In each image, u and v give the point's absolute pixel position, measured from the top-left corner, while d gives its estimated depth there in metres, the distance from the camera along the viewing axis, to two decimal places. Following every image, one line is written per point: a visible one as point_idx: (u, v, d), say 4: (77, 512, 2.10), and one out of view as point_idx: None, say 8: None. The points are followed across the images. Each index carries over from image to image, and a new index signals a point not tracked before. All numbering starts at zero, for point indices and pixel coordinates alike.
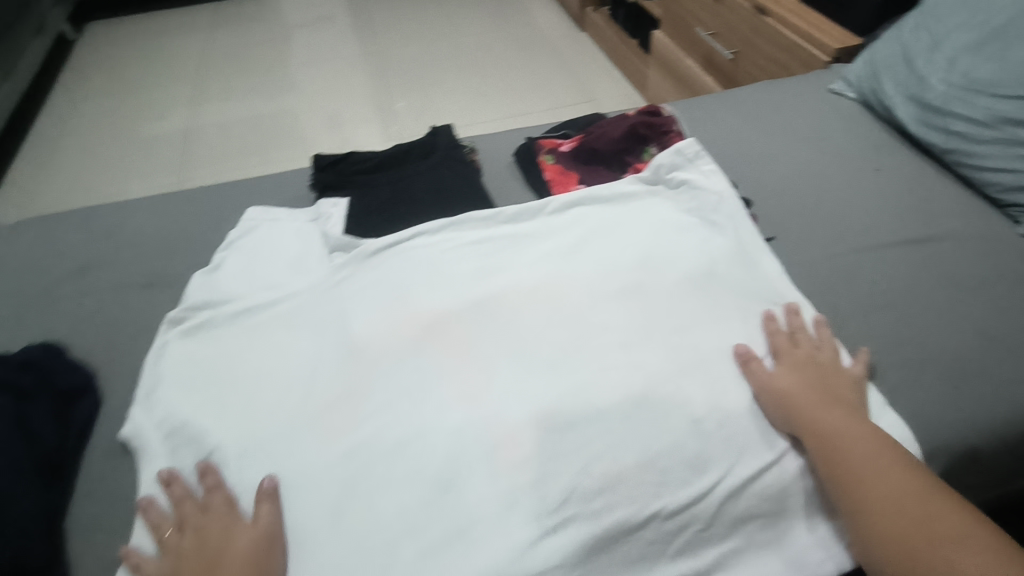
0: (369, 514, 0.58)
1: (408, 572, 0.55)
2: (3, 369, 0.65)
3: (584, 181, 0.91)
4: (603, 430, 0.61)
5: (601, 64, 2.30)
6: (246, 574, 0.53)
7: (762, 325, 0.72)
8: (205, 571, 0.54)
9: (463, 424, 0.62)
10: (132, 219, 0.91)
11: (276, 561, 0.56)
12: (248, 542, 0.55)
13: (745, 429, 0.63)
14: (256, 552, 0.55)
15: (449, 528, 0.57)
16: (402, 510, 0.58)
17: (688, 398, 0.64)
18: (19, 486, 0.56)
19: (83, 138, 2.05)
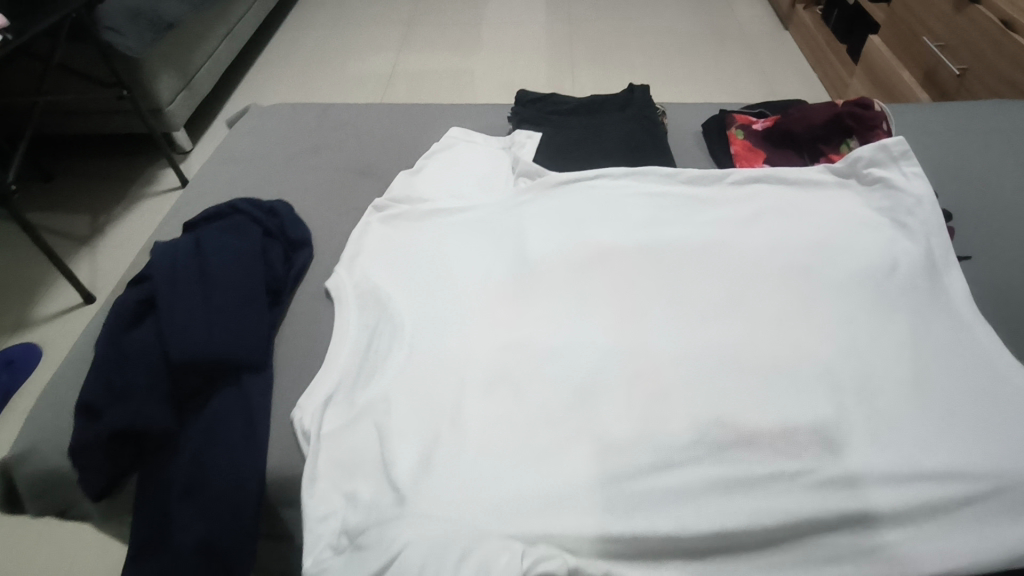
0: (513, 397, 0.64)
1: (541, 453, 0.60)
2: (257, 210, 0.79)
3: (770, 161, 0.91)
4: (744, 387, 0.63)
5: (799, 67, 2.18)
6: None
7: (939, 333, 0.68)
8: None
9: (611, 348, 0.67)
10: (357, 120, 1.06)
11: None
12: None
13: (897, 433, 0.60)
14: None
15: (580, 427, 0.61)
16: (543, 403, 0.64)
17: (839, 381, 0.63)
18: (253, 298, 0.70)
19: (308, 58, 2.35)
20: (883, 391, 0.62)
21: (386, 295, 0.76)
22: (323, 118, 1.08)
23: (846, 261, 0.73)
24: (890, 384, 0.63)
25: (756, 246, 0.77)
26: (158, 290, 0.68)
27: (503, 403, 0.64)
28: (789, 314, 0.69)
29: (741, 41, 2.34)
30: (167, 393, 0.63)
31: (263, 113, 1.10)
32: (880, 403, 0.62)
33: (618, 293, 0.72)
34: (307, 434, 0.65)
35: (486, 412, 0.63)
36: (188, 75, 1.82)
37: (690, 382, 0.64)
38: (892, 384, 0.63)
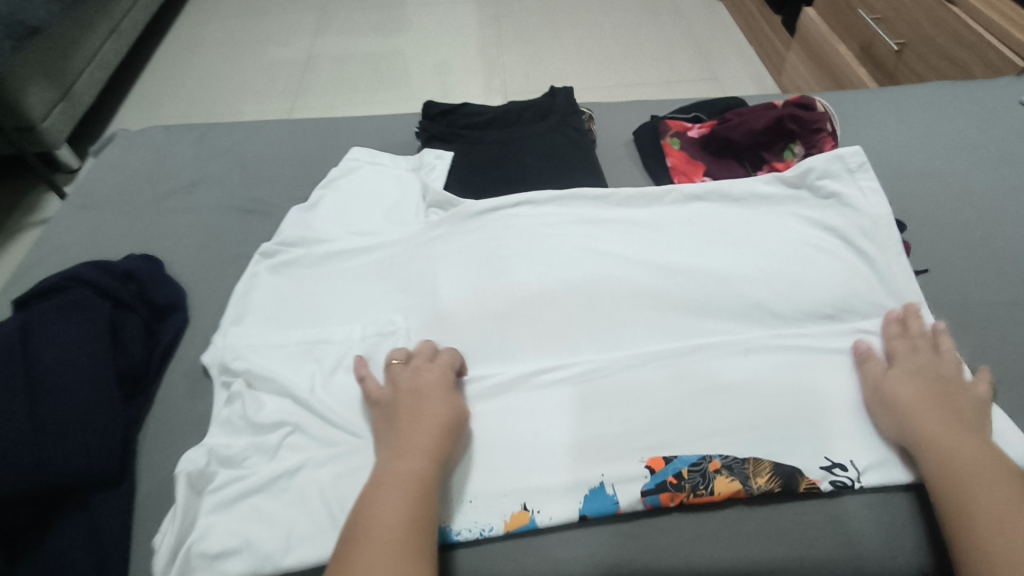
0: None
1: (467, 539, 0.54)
2: (106, 278, 0.66)
3: (711, 174, 0.81)
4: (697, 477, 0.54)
5: (735, 41, 2.11)
6: (450, 424, 0.55)
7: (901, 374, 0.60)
8: (409, 419, 0.55)
9: (553, 436, 0.58)
10: (243, 145, 0.92)
11: (449, 442, 0.54)
12: (442, 416, 0.55)
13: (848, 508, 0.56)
14: (450, 418, 0.55)
15: (507, 527, 0.55)
16: (465, 507, 0.55)
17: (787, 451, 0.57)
18: (98, 394, 0.57)
19: (211, 53, 2.13)
20: (844, 467, 0.56)
21: (271, 368, 0.63)
22: (204, 142, 0.93)
23: (795, 293, 0.66)
24: (854, 462, 0.56)
25: (698, 272, 0.69)
26: None
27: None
28: (744, 372, 0.61)
29: (675, 14, 2.23)
30: None
31: (130, 143, 0.95)
32: (844, 473, 0.56)
33: (551, 352, 0.64)
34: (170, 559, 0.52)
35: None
36: (66, 84, 1.60)
37: (635, 469, 0.56)
38: (857, 455, 0.57)
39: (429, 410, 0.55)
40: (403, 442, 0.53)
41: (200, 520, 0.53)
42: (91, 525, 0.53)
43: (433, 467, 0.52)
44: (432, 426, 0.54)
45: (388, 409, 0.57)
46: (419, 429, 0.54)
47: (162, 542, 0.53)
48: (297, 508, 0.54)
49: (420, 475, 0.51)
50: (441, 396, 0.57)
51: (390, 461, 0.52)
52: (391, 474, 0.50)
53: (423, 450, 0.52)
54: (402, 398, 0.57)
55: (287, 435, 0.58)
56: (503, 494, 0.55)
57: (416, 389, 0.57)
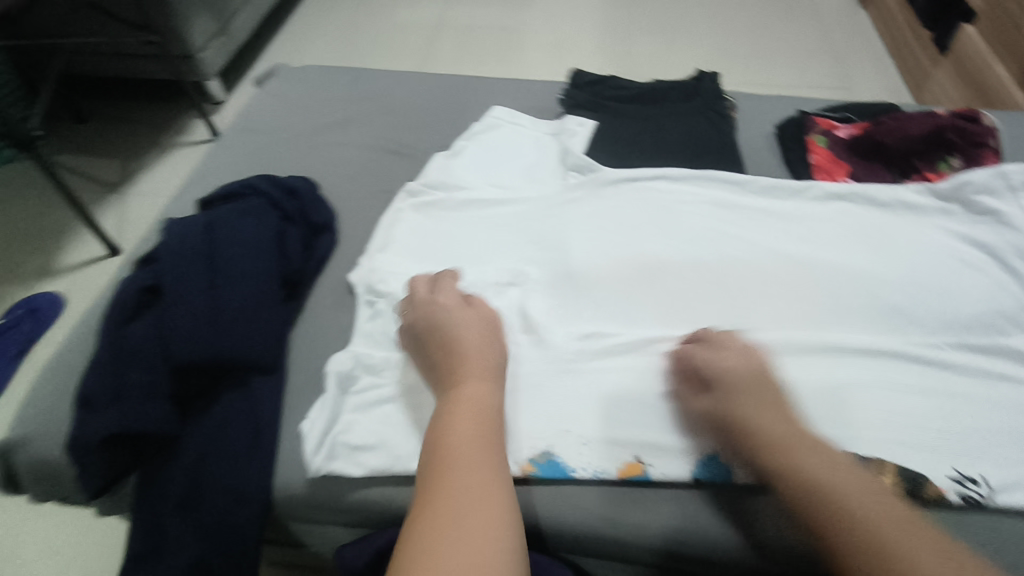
0: (551, 436, 0.58)
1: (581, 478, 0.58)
2: (275, 191, 0.73)
3: (857, 175, 0.79)
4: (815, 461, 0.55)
5: (875, 52, 2.00)
6: (480, 351, 0.57)
7: None
8: (442, 354, 0.57)
9: (671, 399, 0.60)
10: (394, 90, 0.98)
11: (489, 364, 0.57)
12: (477, 344, 0.57)
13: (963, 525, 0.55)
14: (485, 347, 0.58)
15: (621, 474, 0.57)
16: (581, 448, 0.58)
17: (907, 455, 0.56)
18: (262, 291, 0.63)
19: (348, 8, 2.23)
20: (974, 481, 0.55)
21: (410, 294, 0.68)
22: (358, 84, 1.00)
23: (938, 305, 0.64)
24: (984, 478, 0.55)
25: (833, 268, 0.68)
26: (164, 276, 0.62)
27: (542, 446, 0.58)
28: (871, 375, 0.60)
29: (813, 18, 2.14)
30: (168, 393, 0.58)
31: (293, 77, 1.02)
32: (974, 487, 0.55)
33: (675, 324, 0.65)
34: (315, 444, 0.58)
35: (523, 455, 0.57)
36: (224, 21, 1.73)
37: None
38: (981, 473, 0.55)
39: (465, 340, 0.57)
40: (455, 374, 0.55)
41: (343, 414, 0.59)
42: (250, 402, 0.60)
43: (493, 392, 0.54)
44: (474, 353, 0.57)
45: (422, 354, 0.59)
46: (476, 360, 0.56)
47: (309, 428, 0.59)
48: (429, 421, 0.59)
49: (483, 399, 0.53)
50: (471, 325, 0.59)
51: (450, 395, 0.54)
52: (458, 401, 0.52)
53: (474, 377, 0.55)
54: (427, 338, 0.59)
55: None
56: (620, 444, 0.58)
57: (437, 323, 0.59)
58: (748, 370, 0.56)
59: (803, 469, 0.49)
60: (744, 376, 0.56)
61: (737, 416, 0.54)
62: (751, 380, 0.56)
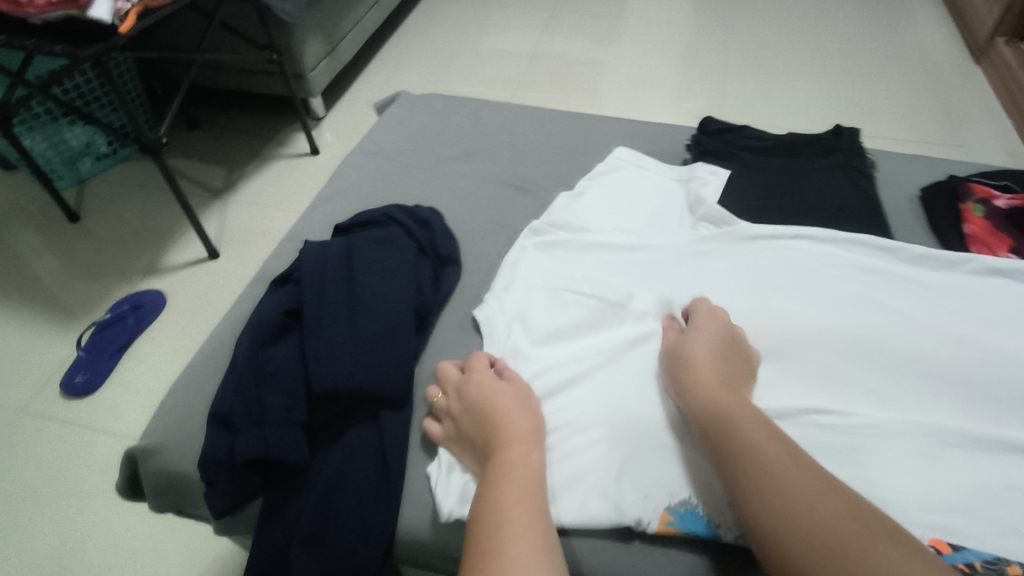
0: (692, 485, 0.55)
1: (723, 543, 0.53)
2: (411, 221, 0.74)
3: (1019, 250, 0.73)
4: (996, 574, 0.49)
5: (990, 109, 1.89)
6: (522, 420, 0.55)
7: None
8: (483, 418, 0.55)
9: None
10: (514, 125, 0.98)
11: (529, 433, 0.54)
12: (521, 415, 0.55)
13: None
14: (528, 418, 0.55)
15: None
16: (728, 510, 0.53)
17: None
18: (398, 322, 0.63)
19: (446, 36, 2.29)
20: None
21: (540, 336, 0.67)
22: (479, 116, 1.01)
23: None
24: None
25: (998, 351, 0.63)
26: (306, 301, 0.63)
27: (682, 492, 0.55)
28: None
29: (921, 70, 2.06)
30: (303, 421, 0.58)
31: (415, 106, 1.04)
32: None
33: (820, 396, 0.61)
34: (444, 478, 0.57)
35: (661, 501, 0.54)
36: (334, 43, 1.80)
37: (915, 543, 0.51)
38: None
39: (509, 409, 0.55)
40: (496, 440, 0.53)
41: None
42: (379, 437, 0.59)
43: (537, 457, 0.52)
44: (516, 421, 0.54)
45: (461, 424, 0.57)
46: (514, 427, 0.54)
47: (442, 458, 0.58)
48: (563, 468, 0.56)
49: (529, 470, 0.50)
50: (509, 393, 0.57)
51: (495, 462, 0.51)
52: (503, 466, 0.50)
53: (513, 444, 0.52)
54: (471, 409, 0.56)
55: (549, 399, 0.61)
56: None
57: (482, 394, 0.57)
58: (790, 454, 0.48)
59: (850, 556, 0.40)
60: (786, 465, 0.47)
61: (775, 494, 0.45)
62: (792, 470, 0.46)
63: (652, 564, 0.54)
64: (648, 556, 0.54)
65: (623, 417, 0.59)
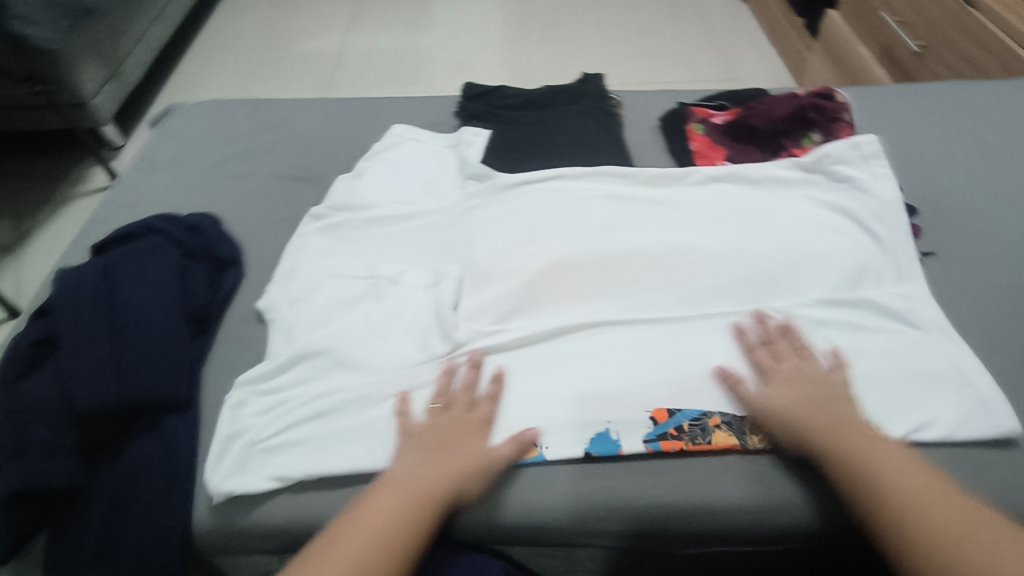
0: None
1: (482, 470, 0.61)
2: (175, 229, 0.73)
3: (732, 157, 0.86)
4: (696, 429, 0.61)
5: (758, 43, 2.14)
6: (467, 463, 0.57)
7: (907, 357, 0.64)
8: (439, 446, 0.58)
9: (572, 383, 0.63)
10: (291, 118, 0.99)
11: (469, 474, 0.57)
12: (467, 460, 0.58)
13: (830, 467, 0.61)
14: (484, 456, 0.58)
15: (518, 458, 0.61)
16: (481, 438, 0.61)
17: (786, 409, 0.61)
18: (169, 330, 0.63)
19: (250, 42, 2.20)
20: None
21: (318, 319, 0.69)
22: (256, 115, 1.00)
23: (810, 271, 0.71)
24: None
25: (715, 249, 0.73)
26: (60, 327, 0.61)
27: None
28: (756, 341, 0.65)
29: (700, 16, 2.27)
30: (77, 445, 0.57)
31: (188, 113, 1.01)
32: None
33: (575, 312, 0.69)
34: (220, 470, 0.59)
35: None
36: (115, 65, 1.66)
37: (640, 417, 0.61)
38: None
39: (460, 446, 0.58)
40: (428, 468, 0.57)
41: (251, 424, 0.62)
42: (163, 445, 0.60)
43: (425, 484, 0.56)
44: (456, 459, 0.57)
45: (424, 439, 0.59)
46: (445, 462, 0.57)
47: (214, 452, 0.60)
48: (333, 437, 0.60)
49: (415, 493, 0.55)
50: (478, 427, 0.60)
51: (403, 480, 0.56)
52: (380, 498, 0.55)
53: (438, 482, 0.56)
54: (434, 431, 0.59)
55: (325, 364, 0.65)
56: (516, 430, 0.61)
57: (447, 422, 0.60)
58: (916, 483, 0.53)
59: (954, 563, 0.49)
60: (911, 481, 0.53)
61: (853, 475, 0.55)
62: (929, 492, 0.52)
63: None
64: None
65: (391, 372, 0.64)
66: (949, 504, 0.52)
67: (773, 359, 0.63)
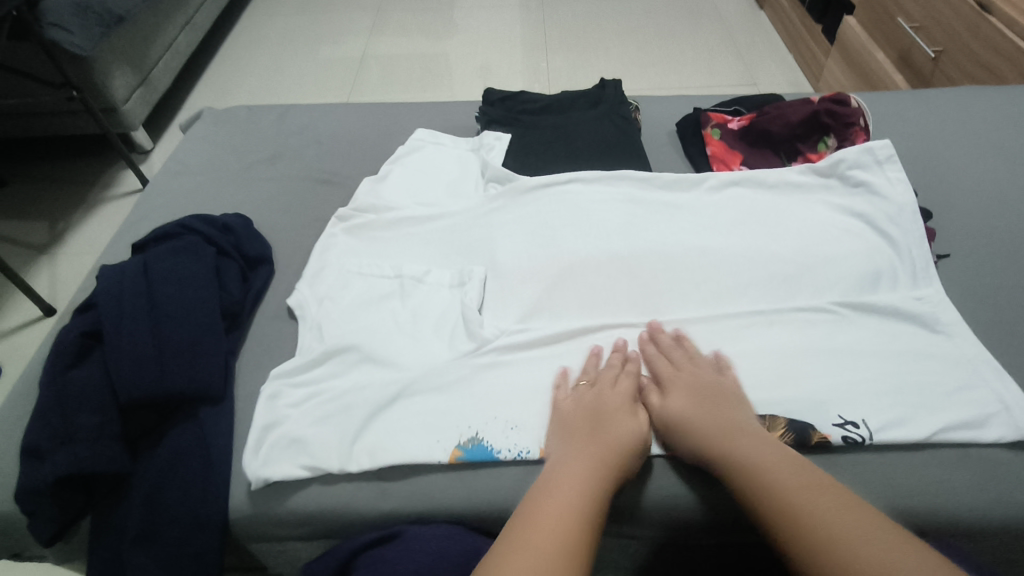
0: (477, 423, 0.63)
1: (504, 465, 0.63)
2: (210, 228, 0.77)
3: (748, 163, 0.88)
4: None
5: (774, 49, 2.15)
6: (635, 446, 0.58)
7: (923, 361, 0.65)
8: (593, 420, 0.59)
9: (592, 382, 0.65)
10: (318, 123, 1.02)
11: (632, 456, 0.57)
12: (629, 434, 0.58)
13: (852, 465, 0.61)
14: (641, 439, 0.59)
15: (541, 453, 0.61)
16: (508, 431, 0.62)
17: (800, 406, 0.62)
18: (204, 326, 0.67)
19: (273, 48, 2.26)
20: (855, 424, 0.61)
21: (346, 317, 0.71)
22: (284, 120, 1.04)
23: (826, 273, 0.72)
24: (866, 421, 0.61)
25: (732, 252, 0.74)
26: (103, 321, 0.64)
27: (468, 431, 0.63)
28: (771, 341, 0.67)
29: (717, 22, 2.28)
30: (118, 433, 0.60)
31: (219, 118, 1.05)
32: (856, 430, 0.60)
33: (594, 312, 0.71)
34: (257, 460, 0.62)
35: (450, 441, 0.62)
36: (145, 71, 1.71)
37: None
38: (869, 416, 0.61)
39: (610, 421, 0.59)
40: (600, 446, 0.56)
41: (286, 414, 0.65)
42: (198, 435, 0.63)
43: (574, 469, 0.54)
44: (617, 435, 0.57)
45: (572, 416, 0.60)
46: (600, 438, 0.57)
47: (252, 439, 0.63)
48: (361, 429, 0.63)
49: (586, 479, 0.53)
50: (627, 410, 0.60)
51: (561, 469, 0.54)
52: (562, 474, 0.53)
53: (609, 459, 0.55)
54: (585, 409, 0.60)
55: (354, 359, 0.67)
56: (540, 426, 0.63)
57: (602, 402, 0.60)
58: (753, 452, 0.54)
59: (776, 490, 0.50)
60: (765, 461, 0.53)
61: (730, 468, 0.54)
62: (769, 459, 0.53)
63: (452, 482, 0.62)
64: (449, 477, 0.62)
65: (416, 368, 0.66)
66: (805, 469, 0.52)
67: (671, 366, 0.64)
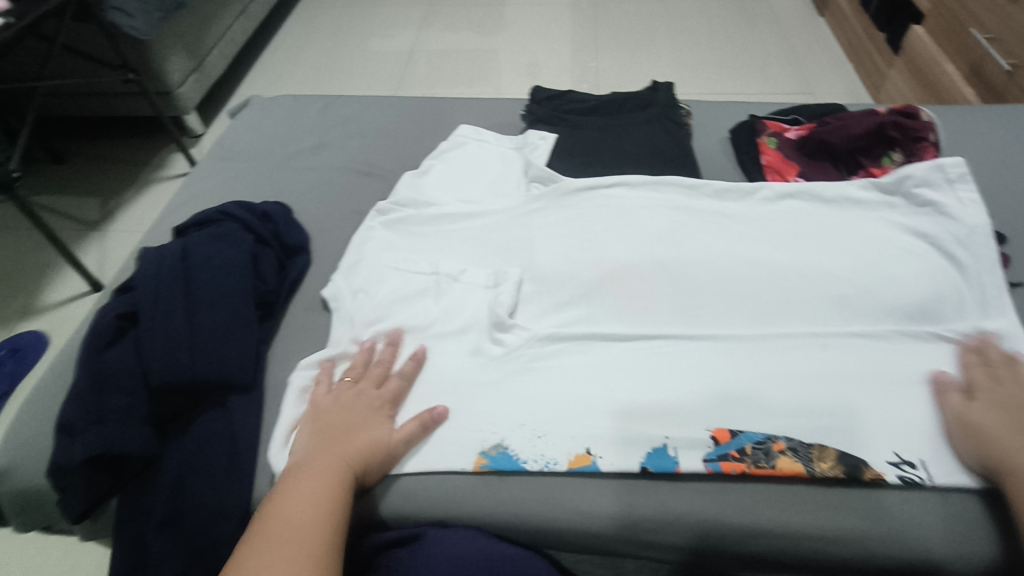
0: (504, 430, 0.61)
1: (531, 476, 0.61)
2: (250, 216, 0.77)
3: (804, 174, 0.84)
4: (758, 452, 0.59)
5: (833, 57, 2.06)
6: (372, 450, 0.58)
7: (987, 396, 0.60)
8: (344, 429, 0.58)
9: (627, 395, 0.62)
10: (363, 114, 1.02)
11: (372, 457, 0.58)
12: (375, 440, 0.58)
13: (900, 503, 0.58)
14: (384, 441, 0.59)
15: (570, 466, 0.60)
16: (535, 441, 0.61)
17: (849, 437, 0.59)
18: (239, 313, 0.67)
19: (324, 40, 2.28)
20: (912, 464, 0.58)
21: (380, 312, 0.70)
22: (329, 110, 1.03)
23: (886, 293, 0.67)
24: (924, 461, 0.58)
25: (782, 266, 0.70)
26: (141, 304, 0.65)
27: (495, 438, 0.61)
28: (822, 365, 0.63)
29: (774, 28, 2.21)
30: (149, 415, 0.60)
31: (266, 106, 1.06)
32: (912, 471, 0.58)
33: (633, 321, 0.68)
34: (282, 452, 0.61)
35: (476, 447, 0.61)
36: (200, 57, 1.75)
37: (699, 436, 0.60)
38: (926, 457, 0.58)
39: (359, 426, 0.59)
40: (341, 449, 0.56)
41: None
42: (225, 422, 0.63)
43: (324, 470, 0.54)
44: (361, 440, 0.58)
45: (322, 416, 0.59)
46: (346, 441, 0.57)
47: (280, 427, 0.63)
48: None
49: (333, 479, 0.53)
50: (380, 416, 0.60)
51: (298, 469, 0.54)
52: (304, 477, 0.53)
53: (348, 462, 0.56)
54: (334, 410, 0.60)
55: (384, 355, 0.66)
56: (570, 438, 0.60)
57: (352, 404, 0.60)
58: None
59: None
60: None
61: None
62: None
63: (478, 489, 0.61)
64: (475, 483, 0.61)
65: (445, 370, 0.65)
66: None
67: (989, 382, 0.59)
